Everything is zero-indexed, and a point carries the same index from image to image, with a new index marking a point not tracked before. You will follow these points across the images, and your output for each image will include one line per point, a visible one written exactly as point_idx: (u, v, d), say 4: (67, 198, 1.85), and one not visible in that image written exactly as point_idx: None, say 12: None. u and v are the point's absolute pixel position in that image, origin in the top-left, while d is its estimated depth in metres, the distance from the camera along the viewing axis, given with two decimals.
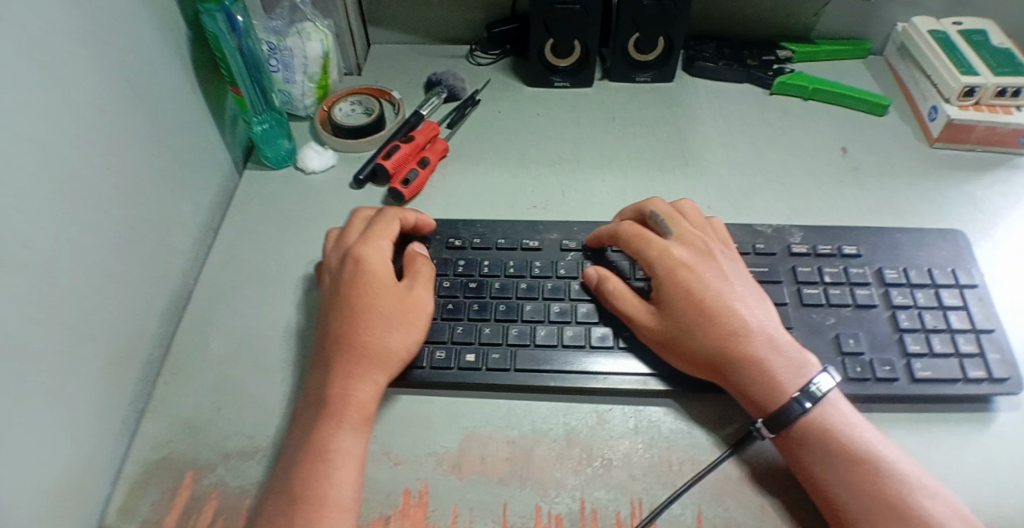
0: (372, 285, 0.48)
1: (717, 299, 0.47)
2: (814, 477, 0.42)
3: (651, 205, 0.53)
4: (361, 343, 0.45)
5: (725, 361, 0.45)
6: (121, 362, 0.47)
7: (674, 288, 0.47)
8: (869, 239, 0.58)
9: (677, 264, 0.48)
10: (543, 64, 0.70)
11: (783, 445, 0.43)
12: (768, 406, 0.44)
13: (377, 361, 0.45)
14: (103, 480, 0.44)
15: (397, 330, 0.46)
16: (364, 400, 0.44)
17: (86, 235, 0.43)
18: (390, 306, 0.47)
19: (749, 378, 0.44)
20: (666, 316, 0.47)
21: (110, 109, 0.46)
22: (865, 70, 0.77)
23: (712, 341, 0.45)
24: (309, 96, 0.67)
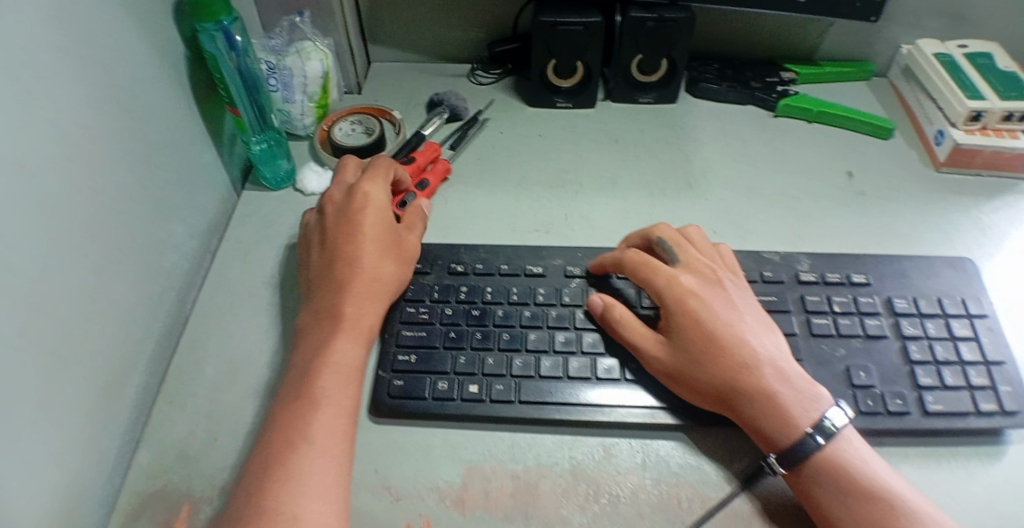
0: (369, 228, 0.52)
1: (726, 328, 0.46)
2: (829, 516, 0.41)
3: (658, 230, 0.53)
4: (358, 277, 0.49)
5: (735, 393, 0.44)
6: (112, 391, 0.45)
7: (683, 319, 0.46)
8: (878, 267, 0.57)
9: (685, 293, 0.47)
10: (545, 84, 0.69)
11: (795, 482, 0.42)
12: (780, 442, 0.43)
13: (373, 287, 0.49)
14: (92, 515, 0.43)
15: (392, 263, 0.51)
16: (368, 323, 0.48)
17: (77, 262, 0.42)
18: (385, 246, 0.51)
19: (760, 411, 0.43)
20: (674, 346, 0.46)
21: (105, 131, 0.45)
22: (868, 93, 0.77)
23: (721, 371, 0.44)
24: (309, 115, 0.65)
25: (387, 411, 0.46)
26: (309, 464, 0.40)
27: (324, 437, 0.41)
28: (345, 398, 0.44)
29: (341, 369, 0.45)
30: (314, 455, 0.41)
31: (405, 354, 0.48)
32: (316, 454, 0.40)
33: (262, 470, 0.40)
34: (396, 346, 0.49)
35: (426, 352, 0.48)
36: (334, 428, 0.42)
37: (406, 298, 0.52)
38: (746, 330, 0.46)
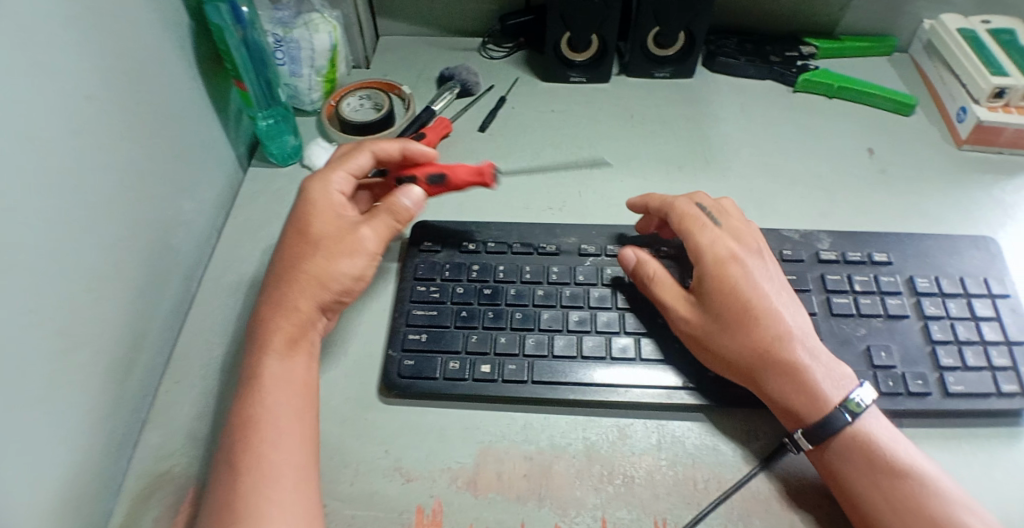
0: (319, 214, 0.47)
1: (763, 298, 0.44)
2: (854, 494, 0.40)
3: (699, 197, 0.51)
4: (292, 268, 0.45)
5: (768, 361, 0.43)
6: (122, 370, 0.45)
7: (722, 282, 0.45)
8: (900, 245, 0.55)
9: (729, 259, 0.46)
10: (559, 58, 0.68)
11: (820, 459, 0.41)
12: (807, 418, 0.42)
13: (301, 285, 0.45)
14: (104, 494, 0.43)
15: (326, 256, 0.45)
16: (298, 326, 0.44)
17: (82, 240, 0.41)
18: (331, 236, 0.46)
19: (789, 381, 0.42)
20: (708, 311, 0.45)
21: (108, 105, 0.43)
22: (891, 68, 0.74)
23: (754, 339, 0.43)
24: (316, 90, 0.64)
25: (398, 391, 0.46)
26: (278, 479, 0.38)
27: (281, 454, 0.39)
28: (295, 408, 0.41)
29: (276, 383, 0.42)
30: (275, 474, 0.38)
31: (415, 333, 0.47)
32: (281, 458, 0.39)
33: (233, 478, 0.38)
34: (406, 325, 0.48)
35: (437, 332, 0.47)
36: (288, 445, 0.39)
37: (417, 276, 0.51)
38: (782, 303, 0.45)
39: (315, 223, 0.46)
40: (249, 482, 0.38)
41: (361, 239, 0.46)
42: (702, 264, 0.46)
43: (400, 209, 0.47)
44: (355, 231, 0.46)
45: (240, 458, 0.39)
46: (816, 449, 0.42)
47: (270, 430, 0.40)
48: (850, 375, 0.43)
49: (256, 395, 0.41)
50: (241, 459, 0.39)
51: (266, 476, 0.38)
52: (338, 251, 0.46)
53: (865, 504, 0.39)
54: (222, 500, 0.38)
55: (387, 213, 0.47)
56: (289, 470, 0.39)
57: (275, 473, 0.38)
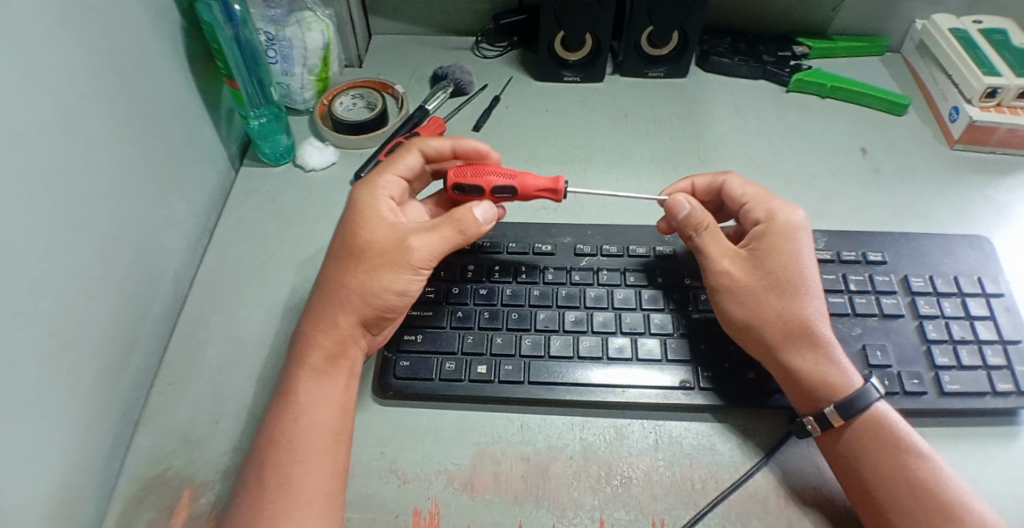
0: (368, 226, 0.47)
1: (813, 273, 0.46)
2: (862, 479, 0.40)
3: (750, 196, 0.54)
4: (333, 286, 0.45)
5: (811, 326, 0.44)
6: (112, 373, 0.44)
7: (783, 249, 0.46)
8: (894, 245, 0.56)
9: (797, 234, 0.47)
10: (553, 58, 0.67)
11: (830, 445, 0.42)
12: (822, 392, 0.42)
13: (341, 303, 0.44)
14: (96, 498, 0.42)
15: (362, 269, 0.45)
16: (334, 348, 0.44)
17: (71, 241, 0.40)
18: (383, 248, 0.45)
19: (824, 351, 0.43)
20: (757, 278, 0.45)
21: (95, 103, 0.42)
22: (883, 68, 0.75)
23: (797, 303, 0.45)
24: (309, 89, 0.63)
25: (394, 393, 0.45)
26: (305, 502, 0.38)
27: (311, 475, 0.39)
28: (330, 428, 0.41)
29: (311, 402, 0.42)
30: (303, 496, 0.38)
31: (411, 333, 0.47)
32: (305, 479, 0.39)
33: (261, 498, 0.38)
34: (401, 326, 0.47)
35: (432, 332, 0.47)
36: (318, 468, 0.39)
37: None
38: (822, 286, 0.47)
39: (366, 232, 0.46)
40: (275, 505, 0.38)
41: (416, 249, 0.45)
42: (766, 237, 0.47)
43: (466, 221, 0.46)
44: (411, 242, 0.45)
45: (266, 478, 0.39)
46: (828, 433, 0.42)
47: (302, 453, 0.39)
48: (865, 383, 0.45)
49: (291, 416, 0.41)
50: (266, 479, 0.39)
51: (295, 500, 0.38)
52: (383, 263, 0.45)
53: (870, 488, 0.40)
54: (245, 518, 0.38)
55: (451, 225, 0.46)
56: (319, 493, 0.39)
57: (303, 496, 0.38)
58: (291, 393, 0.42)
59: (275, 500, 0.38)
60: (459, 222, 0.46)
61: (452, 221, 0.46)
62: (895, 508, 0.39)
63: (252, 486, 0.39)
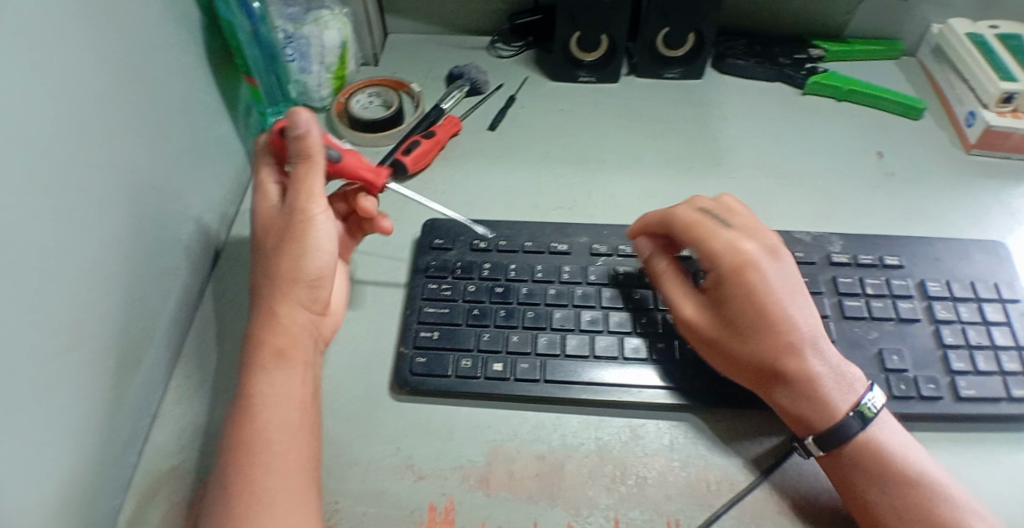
0: (266, 218, 0.47)
1: (779, 307, 0.43)
2: (866, 500, 0.40)
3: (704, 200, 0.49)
4: (263, 279, 0.45)
5: (784, 370, 0.42)
6: (129, 367, 0.44)
7: (739, 292, 0.43)
8: (910, 248, 0.55)
9: (749, 264, 0.44)
10: (568, 58, 0.67)
11: (833, 467, 0.41)
12: (822, 425, 0.41)
13: (277, 290, 0.44)
14: (112, 491, 0.42)
15: (283, 256, 0.44)
16: (281, 338, 0.43)
17: (91, 234, 0.40)
18: (289, 225, 0.45)
19: (804, 390, 0.42)
20: (728, 325, 0.43)
21: (113, 96, 0.43)
22: (897, 71, 0.74)
23: (766, 347, 0.42)
24: (325, 87, 0.64)
25: (410, 389, 0.45)
26: (271, 501, 0.36)
27: (277, 473, 0.37)
28: (290, 422, 0.40)
29: (268, 400, 0.40)
30: (272, 491, 0.37)
31: (427, 330, 0.47)
32: (273, 474, 0.37)
33: (225, 501, 0.36)
34: (418, 322, 0.48)
35: (449, 329, 0.47)
36: (285, 466, 0.38)
37: (428, 273, 0.50)
38: (799, 306, 0.43)
39: (272, 227, 0.46)
40: (240, 507, 0.36)
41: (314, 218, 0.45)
42: (719, 271, 0.44)
43: (303, 141, 0.43)
44: (301, 208, 0.44)
45: (228, 480, 0.37)
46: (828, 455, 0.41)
47: (270, 449, 0.38)
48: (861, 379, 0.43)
49: (249, 416, 0.39)
50: (231, 481, 0.37)
51: (259, 500, 0.36)
52: (296, 236, 0.44)
53: (872, 508, 0.39)
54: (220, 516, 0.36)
55: (311, 159, 0.44)
56: (288, 491, 0.37)
57: (270, 495, 0.37)
58: (252, 391, 0.41)
59: (239, 493, 0.36)
60: (308, 150, 0.43)
61: (297, 156, 0.44)
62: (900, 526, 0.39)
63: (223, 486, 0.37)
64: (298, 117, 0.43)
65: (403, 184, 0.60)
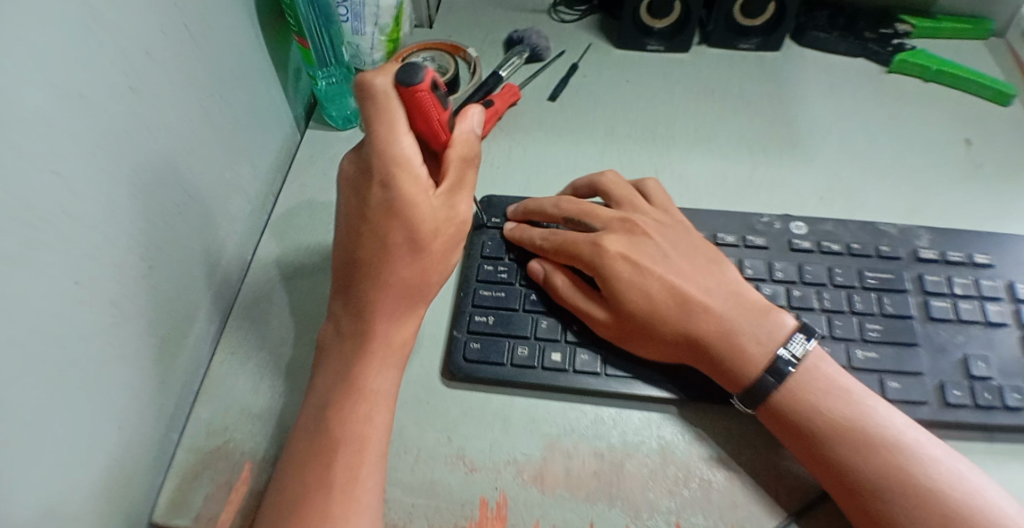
0: (417, 207, 0.39)
1: (682, 284, 0.43)
2: (851, 488, 0.37)
3: (564, 204, 0.49)
4: (404, 278, 0.40)
5: (701, 343, 0.41)
6: (177, 341, 0.43)
7: (629, 277, 0.44)
8: (1002, 246, 0.50)
9: (601, 242, 0.45)
10: (636, 24, 0.64)
11: (809, 457, 0.39)
12: (742, 381, 0.40)
13: (406, 296, 0.41)
14: (155, 468, 0.41)
15: (430, 260, 0.41)
16: (402, 338, 0.41)
17: (144, 203, 0.38)
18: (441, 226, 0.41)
19: (732, 366, 0.41)
20: (610, 298, 0.43)
21: (169, 56, 0.40)
22: (986, 52, 0.67)
23: (677, 321, 0.42)
24: (379, 50, 0.60)
25: (463, 375, 0.43)
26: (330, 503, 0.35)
27: (375, 468, 0.38)
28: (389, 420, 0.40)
29: (383, 399, 0.40)
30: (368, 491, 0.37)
31: (481, 315, 0.45)
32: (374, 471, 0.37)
33: (324, 494, 0.36)
34: (472, 306, 0.46)
35: (505, 315, 0.45)
36: (382, 466, 0.38)
37: (484, 256, 0.49)
38: (695, 280, 0.43)
39: (423, 218, 0.40)
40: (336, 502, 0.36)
41: (466, 215, 0.42)
42: (579, 259, 0.45)
43: (473, 147, 0.42)
44: (459, 209, 0.42)
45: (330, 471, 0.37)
46: (803, 447, 0.39)
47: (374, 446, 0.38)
48: (782, 321, 0.42)
49: (363, 412, 0.38)
50: (330, 473, 0.37)
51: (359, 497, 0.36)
52: (449, 244, 0.42)
53: (867, 492, 0.37)
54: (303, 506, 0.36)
55: (472, 166, 0.42)
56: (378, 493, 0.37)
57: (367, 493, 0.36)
58: None
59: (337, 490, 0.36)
60: (474, 158, 0.42)
61: (461, 160, 0.41)
62: (900, 503, 0.36)
63: (319, 475, 0.37)
64: (472, 121, 0.42)
65: None
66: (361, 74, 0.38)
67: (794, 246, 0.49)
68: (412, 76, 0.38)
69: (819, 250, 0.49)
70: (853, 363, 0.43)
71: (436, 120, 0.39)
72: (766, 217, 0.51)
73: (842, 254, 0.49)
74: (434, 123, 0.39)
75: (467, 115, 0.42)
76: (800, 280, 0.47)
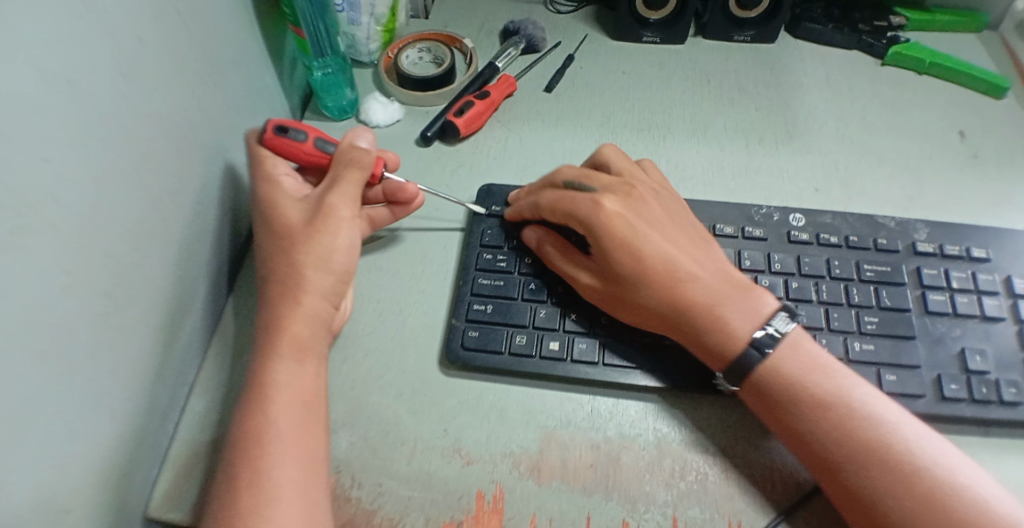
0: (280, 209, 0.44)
1: (673, 252, 0.43)
2: (838, 474, 0.37)
3: (565, 171, 0.48)
4: (278, 274, 0.42)
5: (685, 310, 0.41)
6: (170, 333, 0.42)
7: (623, 238, 0.43)
8: (999, 240, 0.50)
9: (599, 200, 0.45)
10: (633, 15, 0.63)
11: (795, 442, 0.39)
12: (728, 356, 0.40)
13: (284, 291, 0.41)
14: (149, 461, 0.41)
15: (298, 253, 0.42)
16: (303, 333, 0.40)
17: (136, 193, 0.38)
18: (311, 217, 0.43)
19: (710, 335, 0.41)
20: (600, 261, 0.44)
21: (161, 46, 0.39)
22: (982, 45, 0.67)
23: (665, 287, 0.42)
24: (375, 40, 0.60)
25: (460, 364, 0.43)
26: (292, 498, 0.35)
27: (284, 469, 0.36)
28: (305, 417, 0.38)
29: (286, 392, 0.38)
30: (275, 493, 0.35)
31: (480, 304, 0.45)
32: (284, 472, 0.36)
33: (237, 491, 0.35)
34: (470, 295, 0.46)
35: (503, 304, 0.45)
36: (293, 458, 0.37)
37: (483, 245, 0.49)
38: (685, 251, 0.43)
39: (287, 214, 0.43)
40: (247, 498, 0.35)
41: (340, 208, 0.43)
42: (575, 216, 0.45)
43: (352, 152, 0.45)
44: (330, 202, 0.43)
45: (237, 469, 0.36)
46: (789, 432, 0.39)
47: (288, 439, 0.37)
48: (767, 301, 0.42)
49: (264, 407, 0.38)
50: (237, 474, 0.36)
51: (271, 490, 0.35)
52: (318, 233, 0.42)
53: (856, 484, 0.37)
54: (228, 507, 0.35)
55: (353, 167, 0.45)
56: (298, 485, 0.36)
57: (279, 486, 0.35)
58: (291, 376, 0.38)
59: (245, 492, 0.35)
60: (356, 159, 0.45)
61: (337, 164, 0.45)
62: (883, 486, 0.36)
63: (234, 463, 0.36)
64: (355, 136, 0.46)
65: (453, 146, 0.57)
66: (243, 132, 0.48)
67: (792, 238, 0.49)
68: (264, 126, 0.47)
69: (818, 243, 0.49)
70: (850, 355, 0.44)
71: (297, 148, 0.46)
72: (765, 208, 0.51)
73: (840, 246, 0.49)
74: (300, 153, 0.46)
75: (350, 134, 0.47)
76: (798, 272, 0.47)
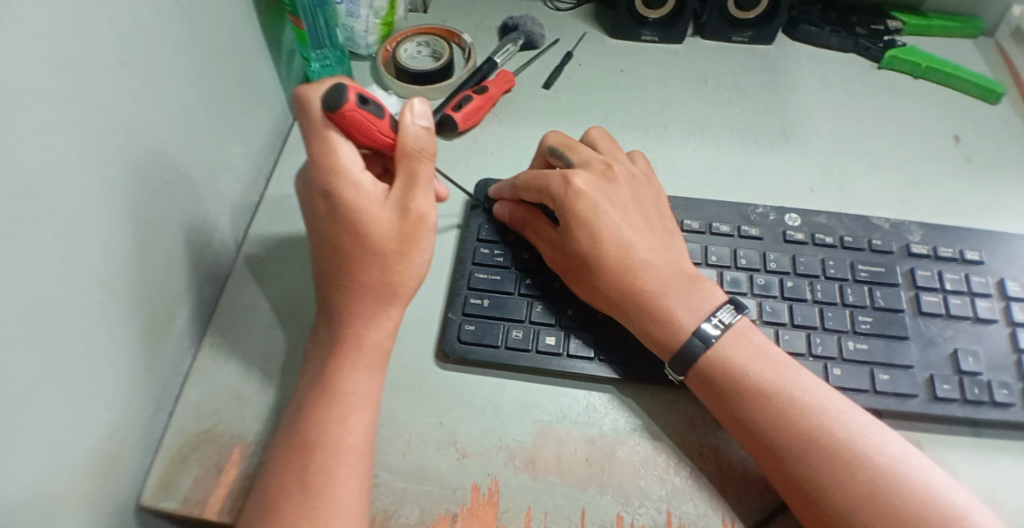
0: (368, 215, 0.38)
1: (629, 237, 0.44)
2: (784, 466, 0.37)
3: (548, 142, 0.50)
4: (367, 280, 0.39)
5: (629, 295, 0.42)
6: (165, 322, 0.42)
7: (584, 216, 0.44)
8: (992, 242, 0.50)
9: (569, 178, 0.45)
10: (632, 13, 0.63)
11: (743, 434, 0.39)
12: (671, 345, 0.41)
13: (378, 296, 0.39)
14: (141, 452, 0.40)
15: (396, 264, 0.39)
16: (379, 341, 0.40)
17: (133, 181, 0.37)
18: (398, 228, 0.39)
19: (650, 321, 0.42)
20: (562, 236, 0.45)
21: (160, 33, 0.39)
22: (976, 50, 0.67)
23: (614, 271, 0.43)
24: (373, 33, 0.60)
25: (456, 357, 0.43)
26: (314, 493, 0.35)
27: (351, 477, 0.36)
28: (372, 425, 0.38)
29: (361, 402, 0.38)
30: (347, 502, 0.35)
31: (477, 297, 0.45)
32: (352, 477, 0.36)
33: (293, 494, 0.35)
34: (467, 289, 0.46)
35: (500, 298, 0.45)
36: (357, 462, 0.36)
37: (480, 239, 0.49)
38: (644, 239, 0.44)
39: (377, 222, 0.38)
40: (300, 503, 0.35)
41: (425, 214, 0.39)
42: (546, 192, 0.46)
43: (422, 139, 0.40)
44: (410, 207, 0.39)
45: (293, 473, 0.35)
46: (738, 423, 0.39)
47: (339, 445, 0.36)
48: (717, 293, 0.43)
49: (337, 415, 0.37)
50: (297, 480, 0.35)
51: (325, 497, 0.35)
52: (404, 244, 0.39)
53: (818, 490, 0.36)
54: (279, 509, 0.35)
55: (426, 157, 0.40)
56: (352, 495, 0.35)
57: (338, 497, 0.35)
58: None
59: (310, 498, 0.35)
60: (426, 148, 0.40)
61: (410, 154, 0.39)
62: (827, 479, 0.36)
63: None
64: (416, 114, 0.40)
65: (450, 141, 0.56)
66: (298, 88, 0.38)
67: (788, 237, 0.49)
68: (339, 96, 0.37)
69: (813, 242, 0.49)
70: (844, 354, 0.44)
71: (376, 132, 0.38)
72: (762, 208, 0.51)
73: (835, 246, 0.49)
74: (373, 135, 0.38)
75: (409, 107, 0.40)
76: (794, 270, 0.47)
